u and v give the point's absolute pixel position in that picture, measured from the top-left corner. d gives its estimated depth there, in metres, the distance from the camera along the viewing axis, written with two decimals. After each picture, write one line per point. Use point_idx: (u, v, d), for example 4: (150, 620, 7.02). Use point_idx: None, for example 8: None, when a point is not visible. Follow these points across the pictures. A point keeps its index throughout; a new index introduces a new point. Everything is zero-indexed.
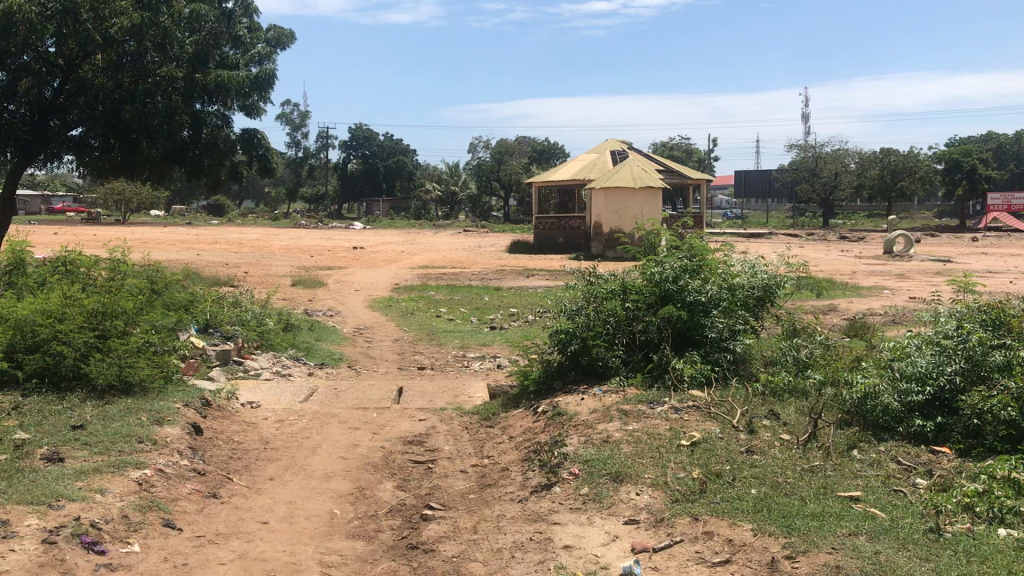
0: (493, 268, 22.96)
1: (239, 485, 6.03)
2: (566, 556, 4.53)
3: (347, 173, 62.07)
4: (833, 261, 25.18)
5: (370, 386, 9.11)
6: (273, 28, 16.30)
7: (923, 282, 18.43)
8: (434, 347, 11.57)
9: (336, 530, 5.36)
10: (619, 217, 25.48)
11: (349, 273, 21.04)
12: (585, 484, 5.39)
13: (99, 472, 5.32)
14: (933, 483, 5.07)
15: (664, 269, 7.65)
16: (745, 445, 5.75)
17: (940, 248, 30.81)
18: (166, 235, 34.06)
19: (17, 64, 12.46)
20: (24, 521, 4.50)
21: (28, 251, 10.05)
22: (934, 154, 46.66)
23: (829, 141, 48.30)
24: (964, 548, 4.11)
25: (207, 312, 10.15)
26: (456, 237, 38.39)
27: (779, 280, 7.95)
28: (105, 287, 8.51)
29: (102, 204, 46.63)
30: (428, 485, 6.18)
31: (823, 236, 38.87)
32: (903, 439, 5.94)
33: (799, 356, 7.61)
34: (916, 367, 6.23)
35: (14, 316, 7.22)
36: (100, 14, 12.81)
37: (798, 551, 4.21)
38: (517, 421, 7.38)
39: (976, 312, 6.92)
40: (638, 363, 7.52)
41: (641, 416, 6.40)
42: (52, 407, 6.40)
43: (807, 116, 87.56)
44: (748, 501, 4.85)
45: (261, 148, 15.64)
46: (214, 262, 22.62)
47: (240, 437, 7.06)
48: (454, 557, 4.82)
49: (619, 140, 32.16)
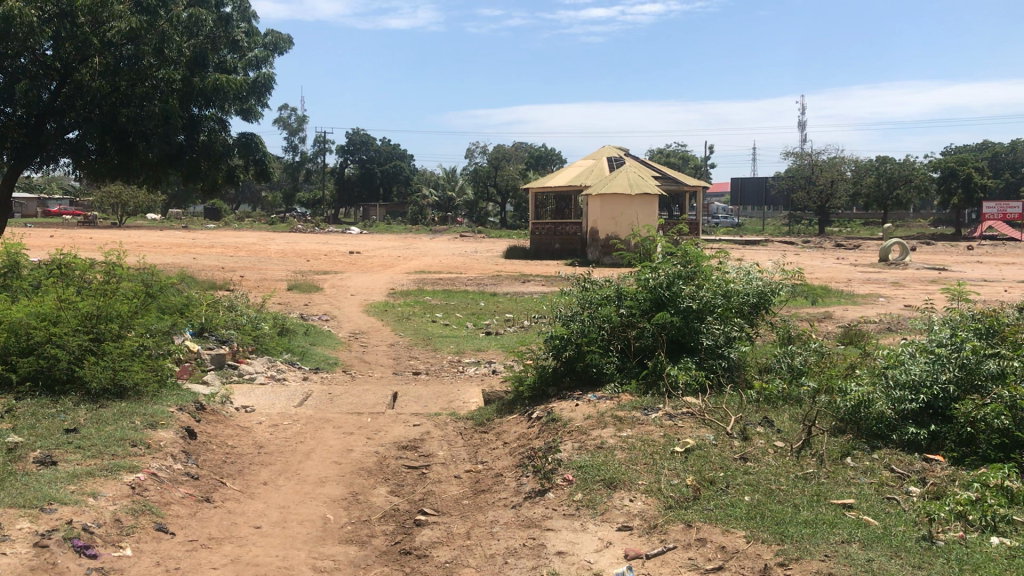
0: (489, 273, 22.99)
1: (233, 490, 6.03)
2: (560, 563, 4.52)
3: (343, 179, 62.36)
4: (829, 269, 25.22)
5: (365, 391, 9.10)
6: (270, 32, 16.37)
7: (918, 290, 18.53)
8: (430, 353, 11.57)
9: (329, 535, 5.35)
10: (615, 224, 25.53)
11: (345, 277, 21.07)
12: (579, 490, 5.38)
13: (92, 476, 5.31)
14: (927, 491, 5.07)
15: (658, 275, 7.71)
16: (738, 452, 5.76)
17: (934, 256, 30.93)
18: (162, 238, 33.94)
19: (14, 67, 12.40)
20: (15, 524, 4.48)
21: (22, 253, 10.00)
22: (930, 163, 46.84)
23: (826, 149, 48.38)
24: (956, 557, 4.12)
25: (202, 316, 10.10)
26: (453, 242, 38.31)
27: (774, 287, 7.96)
28: (101, 290, 8.48)
29: (99, 206, 46.46)
30: (422, 490, 6.19)
31: (819, 243, 39.06)
32: (897, 447, 5.95)
33: (793, 363, 7.62)
34: (911, 375, 6.23)
35: (9, 319, 7.20)
36: (99, 17, 12.78)
37: (791, 558, 4.22)
38: (511, 427, 7.37)
39: (971, 321, 6.95)
40: (633, 369, 7.53)
41: (636, 422, 6.40)
42: (44, 411, 6.38)
43: (803, 125, 87.83)
44: (742, 508, 4.85)
45: (258, 152, 15.70)
46: (210, 266, 22.61)
47: (234, 441, 7.04)
48: (448, 563, 4.83)
49: (616, 147, 32.34)
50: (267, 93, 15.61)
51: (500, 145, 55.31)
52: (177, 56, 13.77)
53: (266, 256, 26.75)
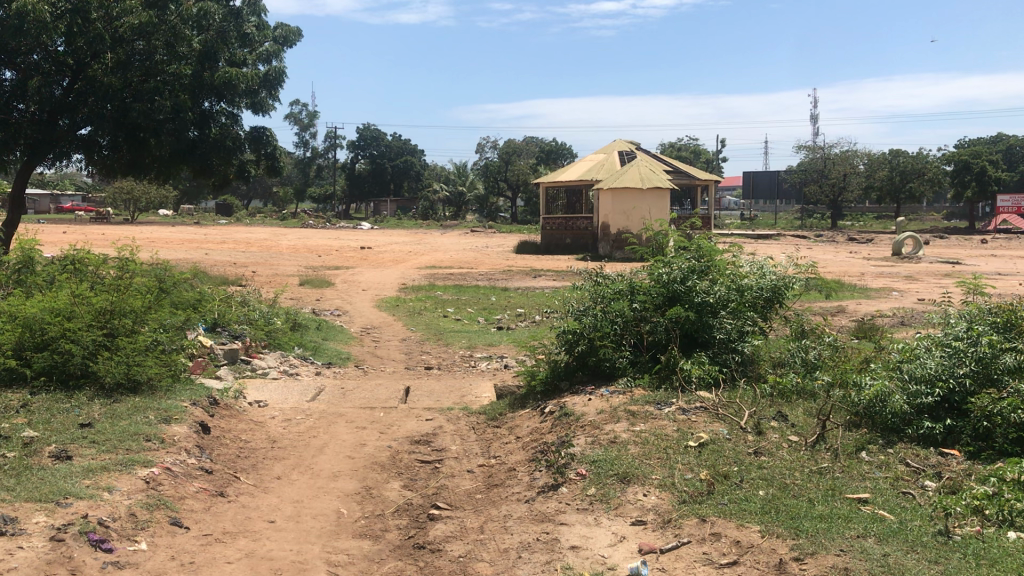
0: (500, 268, 22.86)
1: (246, 484, 6.05)
2: (573, 557, 4.51)
3: (355, 174, 61.96)
4: (842, 263, 24.94)
5: (378, 386, 9.12)
6: (280, 26, 16.38)
7: (932, 284, 18.37)
8: (442, 347, 11.58)
9: (343, 529, 5.37)
10: (627, 218, 25.43)
11: (357, 272, 21.15)
12: (592, 485, 5.36)
13: (107, 470, 5.33)
14: (943, 485, 5.04)
15: (672, 269, 7.65)
16: (752, 447, 5.73)
17: (950, 250, 30.53)
18: (176, 234, 34.10)
19: (27, 63, 12.54)
20: (32, 519, 4.52)
21: (36, 249, 10.03)
22: (944, 156, 46.22)
23: (838, 143, 47.97)
24: (973, 551, 4.08)
25: (215, 311, 10.15)
26: (463, 238, 38.08)
27: (787, 281, 7.92)
28: (114, 285, 8.53)
29: (110, 204, 46.60)
30: (435, 484, 6.19)
31: (831, 237, 38.93)
32: (911, 441, 5.89)
33: (808, 357, 7.56)
34: (927, 369, 6.19)
35: (24, 314, 7.27)
36: (112, 13, 12.79)
37: (806, 552, 4.19)
38: (524, 421, 7.36)
39: (988, 315, 6.88)
40: (645, 364, 7.50)
41: (649, 417, 6.37)
42: (59, 406, 6.42)
43: (816, 117, 87.04)
44: (756, 502, 4.83)
45: (269, 146, 15.73)
46: (222, 261, 22.76)
47: (248, 436, 7.07)
48: (461, 557, 4.82)
49: (627, 141, 32.39)
50: (278, 88, 15.61)
51: (512, 141, 55.50)
52: (188, 50, 13.69)
53: (278, 251, 26.81)
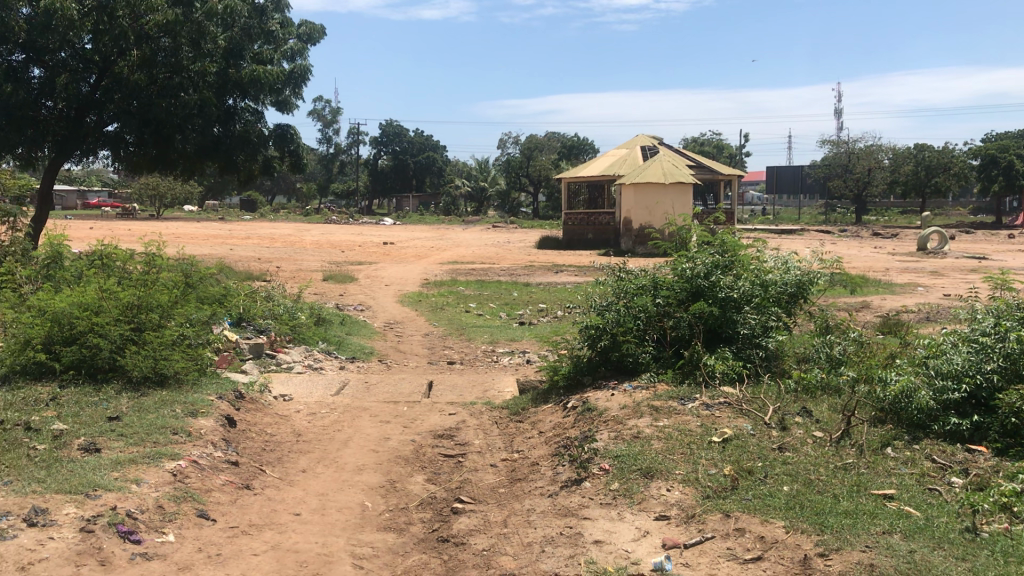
0: (521, 264, 22.86)
1: (272, 477, 6.12)
2: (597, 552, 4.52)
3: (377, 170, 62.25)
4: (867, 258, 24.67)
5: (401, 380, 9.18)
6: (303, 23, 16.49)
7: (958, 279, 18.13)
8: (464, 342, 11.63)
9: (367, 522, 5.42)
10: (649, 213, 25.34)
11: (379, 268, 21.26)
12: (615, 480, 5.37)
13: (135, 463, 5.42)
14: (970, 482, 4.98)
15: (695, 265, 7.62)
16: (777, 442, 5.70)
17: (977, 245, 30.09)
18: (202, 229, 34.43)
19: (54, 61, 12.72)
20: (63, 510, 4.62)
21: (66, 245, 10.19)
22: (971, 150, 45.51)
23: (861, 137, 47.40)
24: (1000, 549, 4.04)
25: (240, 306, 10.27)
26: (485, 233, 38.14)
27: (812, 276, 7.86)
28: (141, 280, 8.65)
29: (137, 200, 47.11)
30: (458, 478, 6.23)
31: (856, 231, 38.49)
32: (938, 437, 5.83)
33: (833, 352, 7.51)
34: (954, 365, 6.11)
35: (54, 309, 7.39)
36: (137, 11, 12.93)
37: (832, 548, 4.17)
38: (547, 416, 7.37)
39: (1016, 310, 6.78)
40: (669, 359, 7.49)
41: (672, 412, 6.36)
42: (88, 399, 6.53)
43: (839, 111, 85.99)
44: (780, 498, 4.81)
45: (292, 143, 15.85)
46: (247, 257, 22.97)
47: (273, 429, 7.16)
48: (484, 551, 4.85)
49: (649, 136, 32.24)
50: (302, 86, 15.73)
51: (533, 136, 55.44)
52: (213, 48, 13.90)
53: (301, 247, 27.01)
